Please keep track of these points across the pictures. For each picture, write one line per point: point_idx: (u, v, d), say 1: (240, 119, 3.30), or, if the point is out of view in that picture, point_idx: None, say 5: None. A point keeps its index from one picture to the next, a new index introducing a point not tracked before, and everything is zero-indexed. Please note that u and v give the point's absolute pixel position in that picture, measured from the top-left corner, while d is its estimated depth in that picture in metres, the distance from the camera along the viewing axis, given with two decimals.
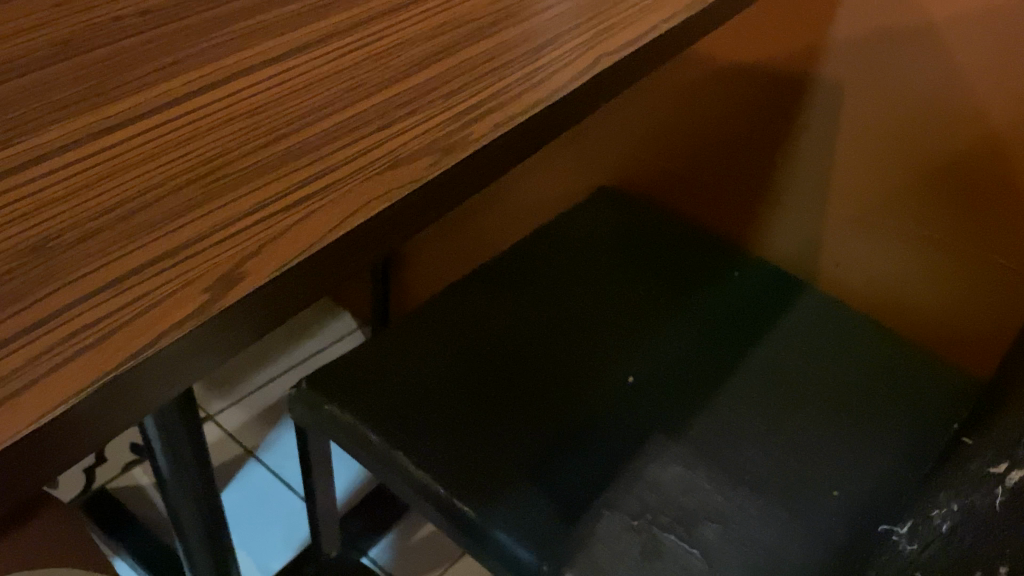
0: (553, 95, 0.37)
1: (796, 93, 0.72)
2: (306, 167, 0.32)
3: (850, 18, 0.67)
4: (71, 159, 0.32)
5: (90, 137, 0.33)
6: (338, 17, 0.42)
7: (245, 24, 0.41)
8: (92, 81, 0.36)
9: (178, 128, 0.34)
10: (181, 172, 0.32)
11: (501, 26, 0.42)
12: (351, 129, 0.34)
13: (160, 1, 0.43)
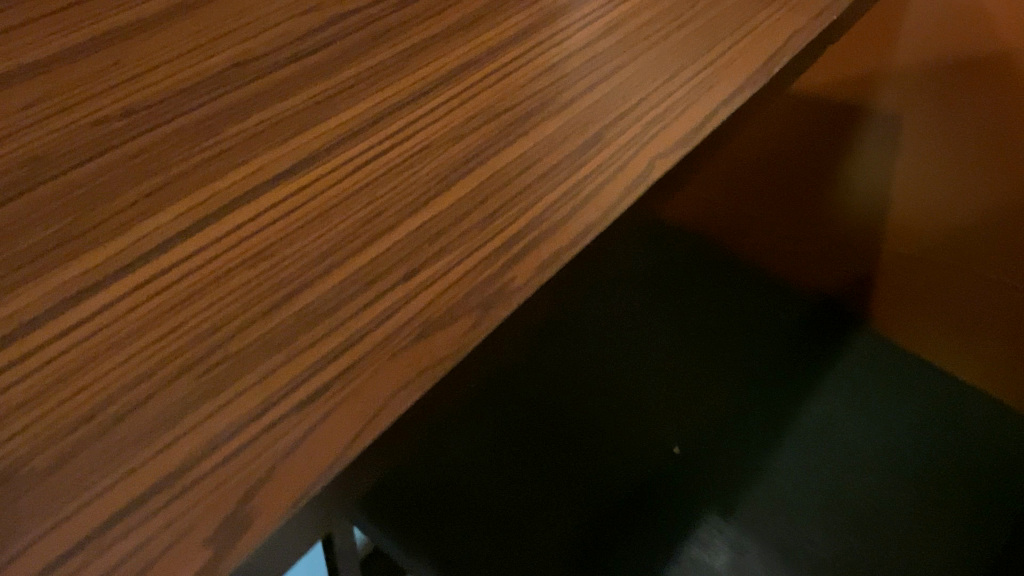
0: (605, 216, 0.32)
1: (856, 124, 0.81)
2: (323, 341, 0.27)
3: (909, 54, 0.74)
4: (46, 337, 0.27)
5: (69, 302, 0.28)
6: (347, 114, 0.37)
7: (245, 124, 0.36)
8: (70, 218, 0.31)
9: (172, 284, 0.29)
10: (177, 352, 0.27)
11: (534, 119, 0.37)
12: (373, 280, 0.29)
13: (148, 95, 0.38)
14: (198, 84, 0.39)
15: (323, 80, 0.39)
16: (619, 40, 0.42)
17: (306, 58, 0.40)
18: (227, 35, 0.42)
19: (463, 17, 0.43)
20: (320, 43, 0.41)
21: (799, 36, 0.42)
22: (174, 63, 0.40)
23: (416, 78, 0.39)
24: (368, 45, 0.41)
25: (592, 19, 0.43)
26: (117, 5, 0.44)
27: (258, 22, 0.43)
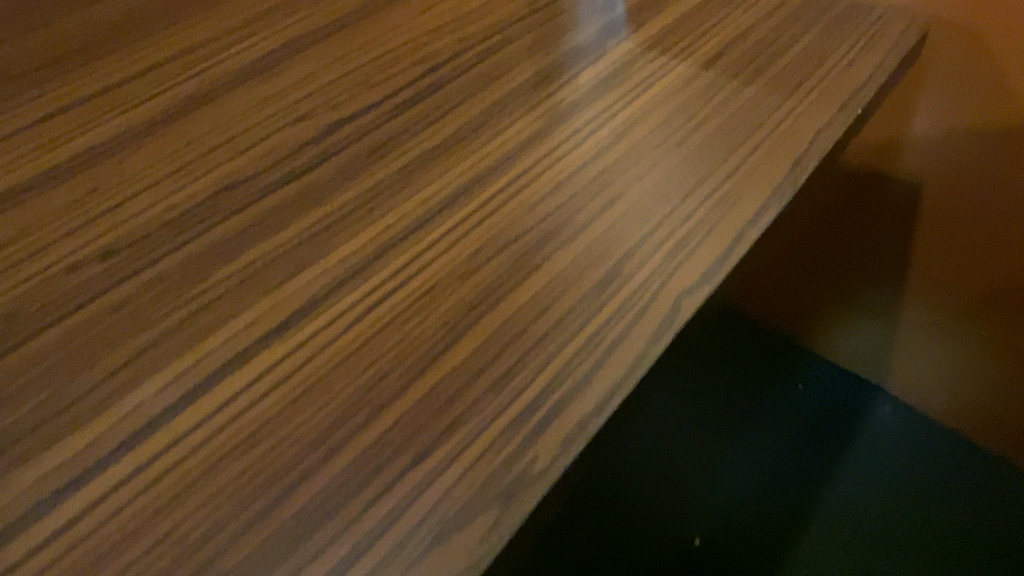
0: (635, 367, 0.29)
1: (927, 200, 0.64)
2: (330, 550, 0.24)
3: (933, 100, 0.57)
4: (20, 553, 0.24)
5: (45, 503, 0.25)
6: (350, 246, 0.34)
7: (238, 261, 0.34)
8: (50, 389, 0.29)
9: (161, 476, 0.26)
10: (168, 569, 0.24)
11: (549, 247, 0.34)
12: (383, 463, 0.26)
13: (132, 227, 0.35)
14: (186, 211, 0.36)
15: (320, 205, 0.36)
16: (634, 145, 0.39)
17: (302, 177, 0.38)
18: (217, 149, 0.40)
19: (467, 121, 0.41)
20: (318, 157, 0.39)
21: (824, 134, 0.40)
22: (160, 187, 0.37)
23: (420, 199, 0.36)
24: (368, 158, 0.39)
25: (603, 122, 0.41)
26: (99, 116, 0.42)
27: (250, 132, 0.40)
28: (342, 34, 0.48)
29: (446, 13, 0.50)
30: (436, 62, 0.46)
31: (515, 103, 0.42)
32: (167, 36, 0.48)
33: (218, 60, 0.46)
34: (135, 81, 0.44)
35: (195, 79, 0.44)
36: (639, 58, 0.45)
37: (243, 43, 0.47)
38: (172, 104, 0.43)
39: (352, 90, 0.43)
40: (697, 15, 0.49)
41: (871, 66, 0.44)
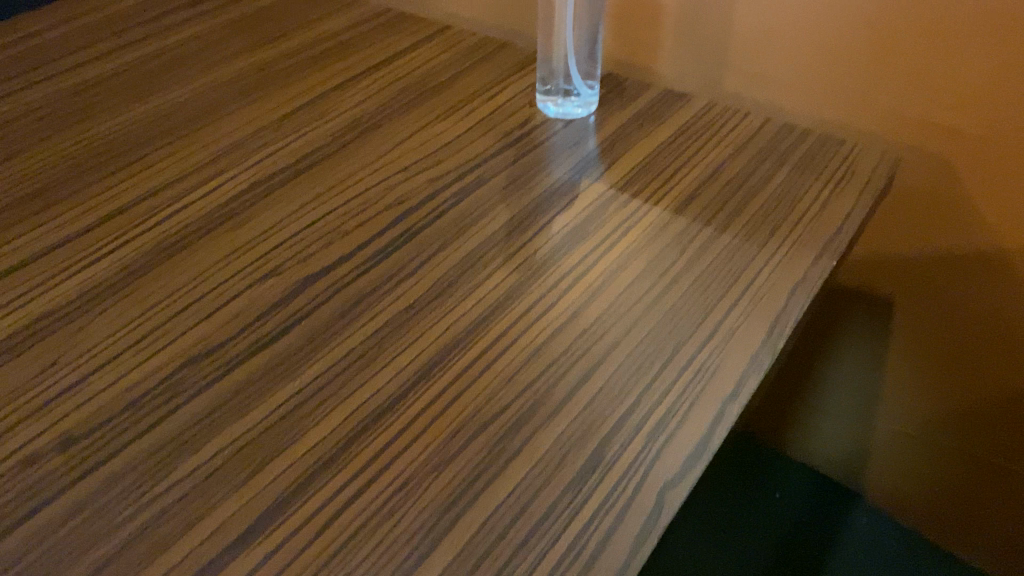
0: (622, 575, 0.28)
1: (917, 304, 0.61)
2: None
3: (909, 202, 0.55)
4: None
5: None
6: (320, 431, 0.33)
7: (205, 449, 0.32)
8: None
9: None
10: None
11: (526, 428, 0.33)
12: None
13: (93, 409, 0.34)
14: (152, 387, 0.35)
15: (292, 379, 0.35)
16: (610, 305, 0.39)
17: (271, 346, 0.37)
18: (186, 309, 0.38)
19: (440, 277, 0.40)
20: (287, 321, 0.38)
21: (800, 293, 0.39)
22: (121, 359, 0.36)
23: (394, 371, 0.35)
24: (339, 322, 0.38)
25: (577, 278, 0.40)
26: (58, 273, 0.40)
27: (216, 292, 0.39)
28: (310, 173, 0.47)
29: (417, 148, 0.49)
30: (407, 205, 0.45)
31: (488, 254, 0.42)
32: (131, 175, 0.47)
33: (183, 204, 0.44)
34: (97, 229, 0.43)
35: (158, 226, 0.43)
36: (612, 203, 0.45)
37: (209, 182, 0.46)
38: (135, 256, 0.41)
39: (322, 238, 0.42)
40: (669, 152, 0.49)
41: (845, 210, 0.44)
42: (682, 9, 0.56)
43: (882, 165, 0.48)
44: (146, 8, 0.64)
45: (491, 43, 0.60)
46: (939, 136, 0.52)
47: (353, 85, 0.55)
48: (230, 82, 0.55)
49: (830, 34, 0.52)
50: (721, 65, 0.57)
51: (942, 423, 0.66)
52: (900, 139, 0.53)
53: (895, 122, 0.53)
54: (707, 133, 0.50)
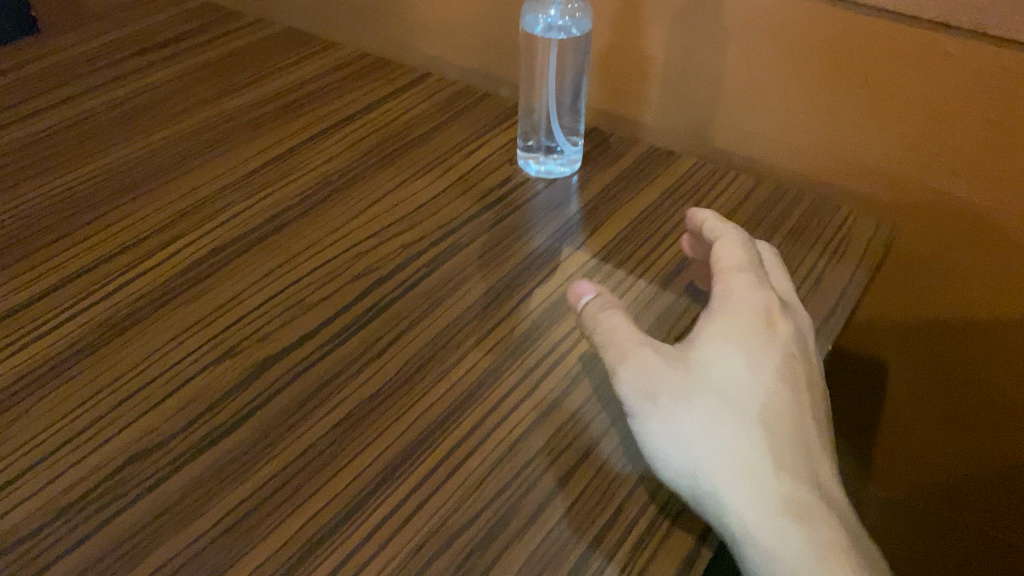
0: None
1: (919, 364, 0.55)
2: None
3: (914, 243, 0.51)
4: None
5: None
6: (270, 546, 0.30)
7: (146, 563, 0.29)
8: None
9: None
10: None
11: (497, 543, 0.30)
12: None
13: (26, 514, 0.31)
14: (92, 487, 0.32)
15: (245, 479, 0.32)
16: (591, 394, 0.36)
17: (221, 441, 0.34)
18: (134, 395, 0.35)
19: (409, 361, 0.37)
20: (240, 411, 0.35)
21: None
22: (56, 457, 0.33)
23: (356, 470, 0.33)
24: (297, 413, 0.35)
25: (555, 365, 0.38)
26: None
27: (166, 376, 0.36)
28: (275, 238, 0.44)
29: (389, 211, 0.46)
30: (377, 275, 0.42)
31: (463, 333, 0.39)
32: (85, 237, 0.44)
33: (137, 273, 0.42)
34: (44, 299, 0.40)
35: (110, 296, 0.40)
36: (594, 275, 0.42)
37: (166, 248, 0.43)
38: (82, 331, 0.38)
39: (283, 314, 0.40)
40: (653, 217, 0.46)
41: (840, 286, 0.42)
42: (672, 64, 0.54)
43: (877, 235, 0.46)
44: (112, 50, 0.61)
45: (470, 94, 0.58)
46: (937, 208, 0.49)
47: (324, 138, 0.52)
48: (194, 134, 0.52)
49: (815, 81, 0.49)
50: (710, 124, 0.55)
51: (934, 503, 0.60)
52: (896, 208, 0.50)
53: (891, 191, 0.50)
54: (694, 197, 0.48)
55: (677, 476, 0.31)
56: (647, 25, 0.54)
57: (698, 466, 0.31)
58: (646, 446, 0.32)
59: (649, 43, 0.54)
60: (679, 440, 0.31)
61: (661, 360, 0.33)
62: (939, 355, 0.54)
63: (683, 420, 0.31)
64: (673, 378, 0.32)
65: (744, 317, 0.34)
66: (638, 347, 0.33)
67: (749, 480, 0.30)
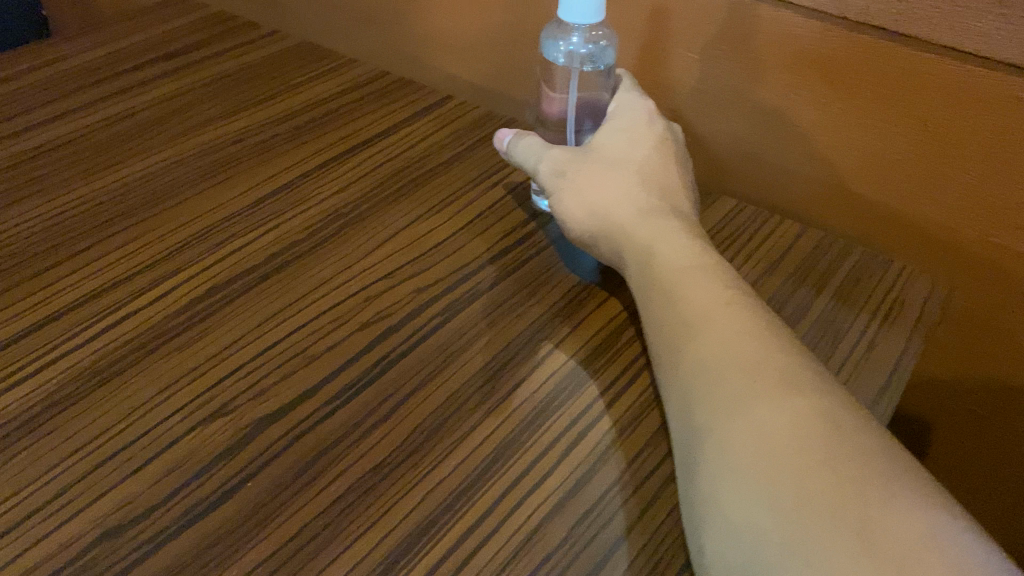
0: None
1: (978, 419, 0.51)
2: None
3: (970, 291, 0.47)
4: None
5: None
6: None
7: None
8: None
9: None
10: None
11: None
12: None
13: None
14: (70, 562, 0.29)
15: (235, 560, 0.29)
16: (619, 472, 0.33)
17: (207, 516, 0.30)
18: (120, 453, 0.32)
19: (418, 427, 0.34)
20: (232, 480, 0.32)
21: None
22: (20, 531, 0.30)
23: (359, 553, 0.29)
24: (289, 489, 0.31)
25: (576, 440, 0.34)
26: None
27: (155, 433, 0.33)
28: (278, 278, 0.41)
29: (405, 249, 0.43)
30: (386, 325, 0.39)
31: (480, 393, 0.36)
32: (78, 267, 0.41)
33: (126, 312, 0.38)
34: (32, 335, 0.37)
35: (100, 336, 0.37)
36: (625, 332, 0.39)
37: (160, 284, 0.40)
38: (69, 375, 0.35)
39: (284, 366, 0.36)
40: None
41: (894, 356, 0.38)
42: (714, 95, 0.50)
43: (933, 298, 0.42)
44: (120, 60, 0.58)
45: (495, 121, 0.54)
46: (1005, 262, 0.44)
47: (336, 165, 0.49)
48: (199, 155, 0.49)
49: (846, 108, 0.45)
50: (754, 159, 0.51)
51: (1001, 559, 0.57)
52: (957, 258, 0.46)
53: (953, 241, 0.46)
54: (732, 246, 0.44)
55: (582, 218, 0.41)
56: (681, 51, 0.50)
57: (594, 208, 0.41)
58: (561, 211, 0.42)
59: (687, 73, 0.50)
60: (581, 196, 0.41)
61: (563, 154, 0.42)
62: (999, 414, 0.49)
63: (579, 182, 0.41)
64: (574, 159, 0.42)
65: (616, 121, 0.44)
66: (537, 148, 0.43)
67: (630, 211, 0.40)
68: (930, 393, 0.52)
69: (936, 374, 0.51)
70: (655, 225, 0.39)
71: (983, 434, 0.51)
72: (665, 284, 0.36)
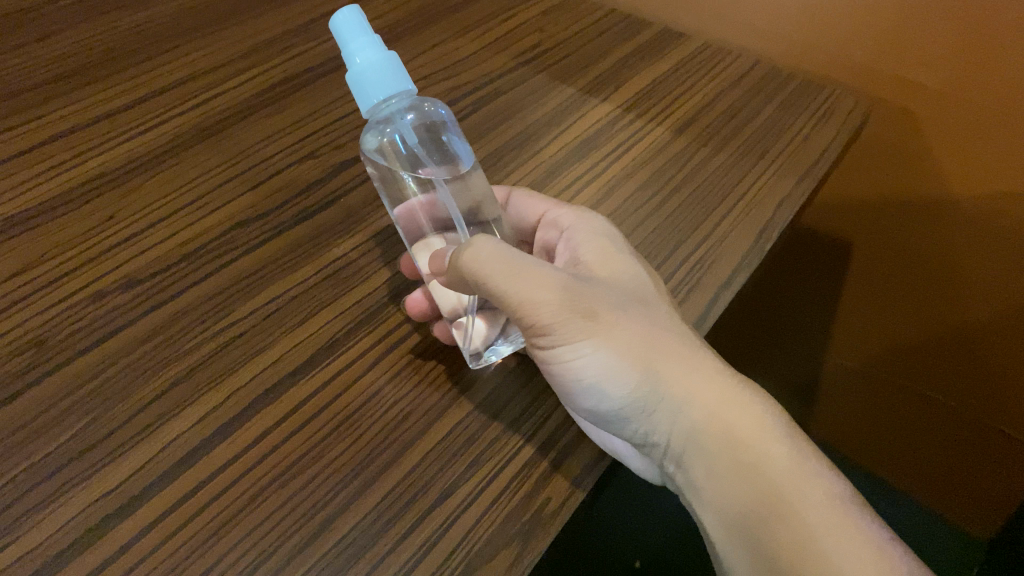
0: None
1: (879, 231, 0.63)
2: (386, 564, 0.28)
3: (877, 120, 0.58)
4: (109, 551, 0.27)
5: (122, 509, 0.28)
6: (365, 294, 0.37)
7: (273, 292, 0.36)
8: (73, 430, 0.30)
9: (226, 489, 0.29)
10: (243, 569, 0.27)
11: None
12: (417, 491, 0.30)
13: (169, 251, 0.37)
14: (218, 239, 0.38)
15: (342, 245, 0.39)
16: (618, 204, 0.44)
17: (314, 219, 0.40)
18: (236, 178, 0.42)
19: None
20: (327, 198, 0.41)
21: (783, 209, 0.44)
22: (173, 218, 0.39)
23: None
24: (371, 206, 0.41)
25: (586, 186, 0.45)
26: (97, 144, 0.42)
27: (261, 166, 0.42)
28: (338, 75, 0.50)
29: (441, 52, 0.52)
30: None
31: (511, 154, 0.46)
32: (172, 57, 0.49)
33: (216, 92, 0.47)
34: (147, 101, 0.45)
35: (203, 104, 0.46)
36: (621, 120, 0.49)
37: (237, 76, 0.48)
38: (185, 128, 0.44)
39: (352, 133, 0.46)
40: (666, 83, 0.53)
41: (822, 146, 0.49)
42: None
43: (856, 111, 0.53)
44: None
45: None
46: (905, 96, 0.56)
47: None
48: None
49: None
50: (724, 14, 0.61)
51: (889, 361, 0.71)
52: (876, 90, 0.57)
53: (873, 76, 0.57)
54: (699, 71, 0.55)
55: (634, 394, 0.35)
56: None
57: (651, 370, 0.35)
58: (599, 375, 0.34)
59: None
60: (642, 366, 0.35)
61: (591, 305, 0.34)
62: (898, 227, 0.62)
63: (628, 341, 0.34)
64: (602, 300, 0.34)
65: (601, 245, 0.38)
66: (536, 273, 0.33)
67: (692, 381, 0.35)
68: (831, 213, 0.65)
69: (846, 198, 0.63)
70: (723, 408, 0.35)
71: (869, 242, 0.65)
72: (774, 507, 0.33)
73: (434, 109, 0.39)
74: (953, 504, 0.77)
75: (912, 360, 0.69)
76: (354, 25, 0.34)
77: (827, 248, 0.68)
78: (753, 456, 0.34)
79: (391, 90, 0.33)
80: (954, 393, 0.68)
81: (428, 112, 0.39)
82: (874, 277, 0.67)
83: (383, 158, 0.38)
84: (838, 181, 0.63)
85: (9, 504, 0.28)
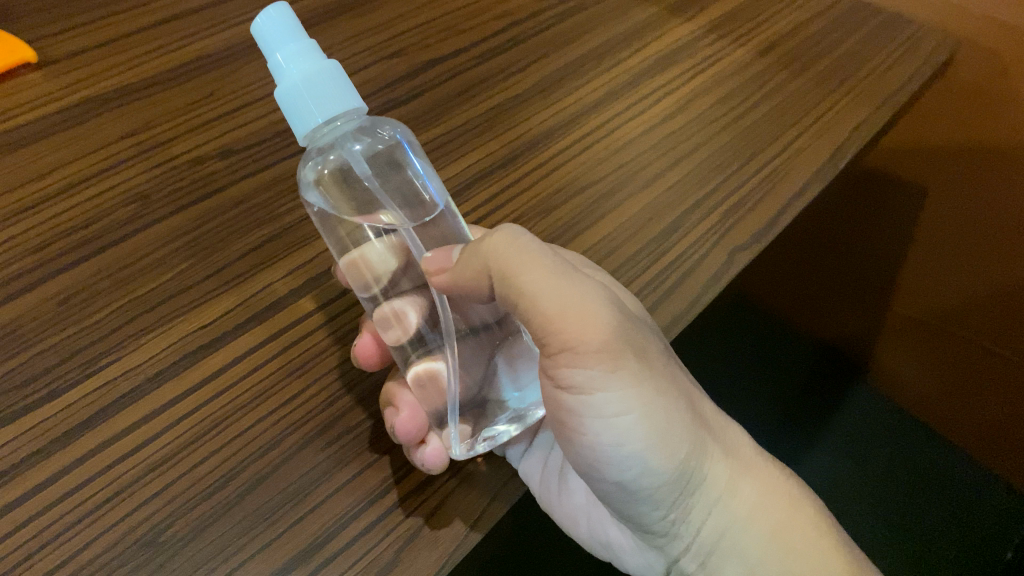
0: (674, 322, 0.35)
1: (952, 177, 0.63)
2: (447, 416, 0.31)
3: (963, 62, 0.57)
4: (206, 375, 0.30)
5: (217, 342, 0.31)
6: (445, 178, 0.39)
7: None
8: (174, 272, 0.32)
9: (309, 336, 0.32)
10: (322, 404, 0.30)
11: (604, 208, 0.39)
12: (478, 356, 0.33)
13: (264, 127, 0.39)
14: None
15: (425, 132, 0.41)
16: (695, 115, 0.44)
17: (400, 107, 0.42)
18: None
19: (547, 76, 0.45)
20: (412, 91, 0.43)
21: (860, 130, 0.44)
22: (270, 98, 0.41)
23: (509, 138, 0.41)
24: (455, 100, 0.43)
25: (665, 96, 0.45)
26: (203, 27, 0.44)
27: (352, 58, 0.44)
28: None
29: None
30: (514, 21, 0.48)
31: (592, 64, 0.47)
32: None
33: None
34: None
35: None
36: (702, 39, 0.49)
37: None
38: None
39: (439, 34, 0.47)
40: (751, 9, 0.53)
41: (904, 76, 0.49)
42: None
43: (945, 46, 0.52)
44: None
45: None
46: (991, 38, 0.55)
47: None
48: None
49: None
50: None
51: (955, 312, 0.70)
52: (963, 32, 0.56)
53: (962, 17, 0.56)
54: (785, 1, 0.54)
55: (677, 468, 0.31)
56: None
57: (698, 442, 0.31)
58: (646, 432, 0.30)
59: None
60: (695, 438, 0.31)
61: (649, 356, 0.30)
62: (971, 174, 0.61)
63: (678, 408, 0.31)
64: (654, 351, 0.31)
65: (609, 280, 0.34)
66: (589, 291, 0.29)
67: (730, 467, 0.33)
68: (901, 155, 0.65)
69: (921, 141, 0.63)
70: (764, 496, 0.33)
71: (928, 187, 0.65)
72: None
73: (391, 135, 0.33)
74: (997, 450, 0.76)
75: (976, 312, 0.68)
76: (283, 28, 0.28)
77: (899, 192, 0.67)
78: (802, 556, 0.32)
79: (337, 108, 0.29)
80: (1015, 348, 0.67)
81: (382, 139, 0.33)
82: (944, 224, 0.66)
83: (329, 197, 0.32)
84: (915, 124, 0.63)
85: (119, 327, 0.30)
